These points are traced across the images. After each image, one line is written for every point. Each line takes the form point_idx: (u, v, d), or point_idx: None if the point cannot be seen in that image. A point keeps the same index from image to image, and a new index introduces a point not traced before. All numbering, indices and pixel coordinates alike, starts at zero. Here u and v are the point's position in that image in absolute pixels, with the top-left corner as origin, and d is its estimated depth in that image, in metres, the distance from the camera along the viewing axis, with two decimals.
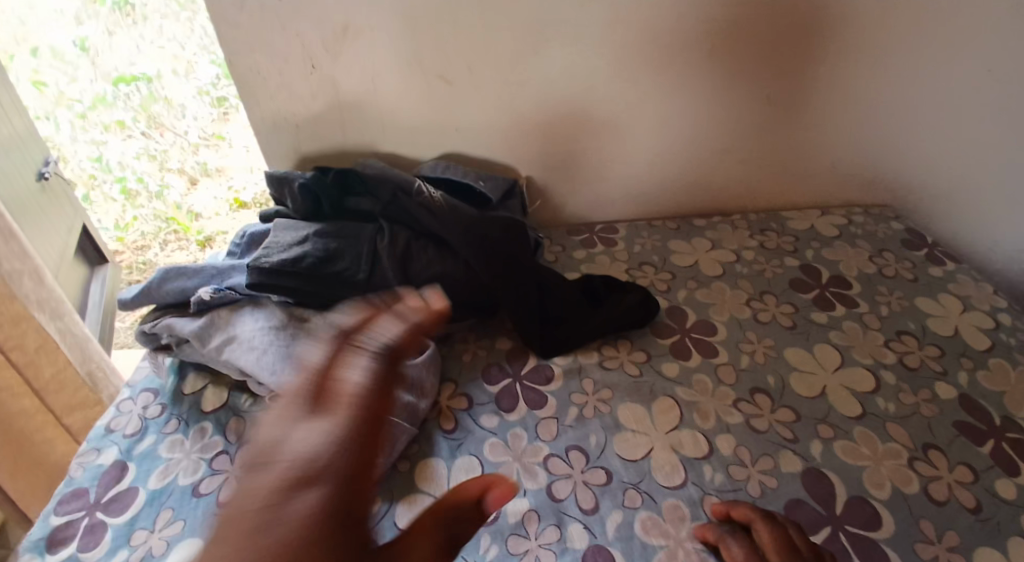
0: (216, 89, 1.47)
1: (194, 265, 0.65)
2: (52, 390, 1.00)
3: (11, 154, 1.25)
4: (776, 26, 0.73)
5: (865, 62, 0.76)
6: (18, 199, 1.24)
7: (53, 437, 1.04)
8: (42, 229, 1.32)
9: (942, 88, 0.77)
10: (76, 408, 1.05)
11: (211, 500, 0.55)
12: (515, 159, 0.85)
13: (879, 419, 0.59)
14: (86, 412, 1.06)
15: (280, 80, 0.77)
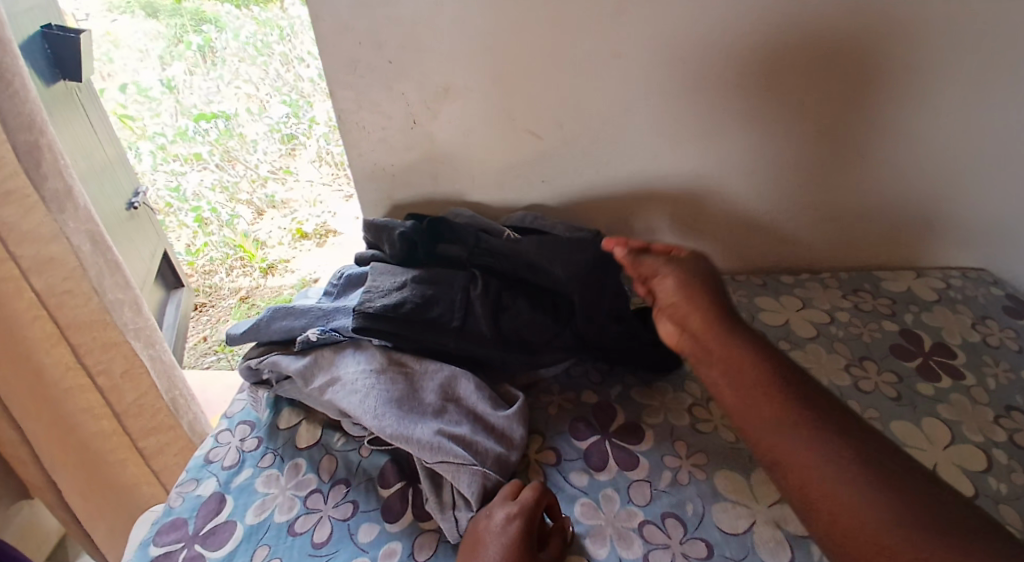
0: (287, 126, 1.70)
1: (301, 306, 0.68)
2: (132, 414, 1.01)
3: (104, 180, 1.37)
4: (871, 91, 0.73)
5: (970, 126, 0.74)
6: (107, 219, 1.35)
7: (125, 458, 1.05)
8: (129, 252, 1.43)
9: None
10: (151, 432, 1.05)
11: (306, 539, 0.56)
12: (600, 213, 0.86)
13: (994, 501, 0.55)
14: (162, 435, 1.06)
15: (381, 135, 0.81)
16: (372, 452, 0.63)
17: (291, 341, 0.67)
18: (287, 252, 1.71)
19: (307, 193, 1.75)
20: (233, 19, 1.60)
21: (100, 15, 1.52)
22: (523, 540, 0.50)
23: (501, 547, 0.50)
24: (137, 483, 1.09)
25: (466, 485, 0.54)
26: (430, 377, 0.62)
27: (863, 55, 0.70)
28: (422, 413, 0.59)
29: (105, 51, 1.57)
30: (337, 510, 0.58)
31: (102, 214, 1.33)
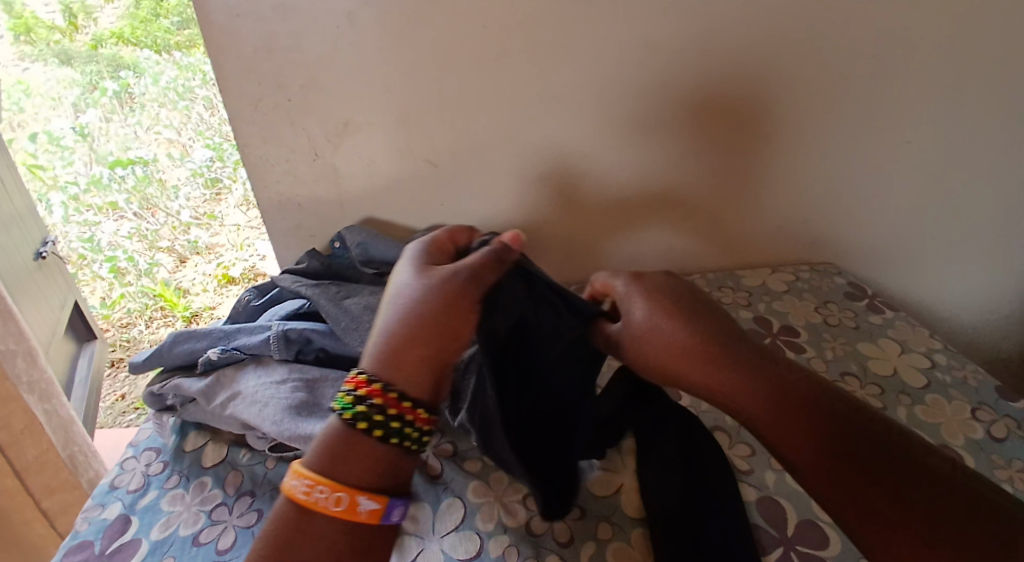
0: (212, 169, 1.68)
1: (202, 329, 0.71)
2: (34, 471, 1.03)
3: (9, 228, 1.34)
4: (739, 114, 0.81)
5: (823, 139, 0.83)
6: (12, 269, 1.31)
7: (30, 519, 1.06)
8: (37, 303, 1.40)
9: (884, 159, 0.85)
10: (55, 491, 1.07)
11: (211, 547, 0.59)
12: (496, 231, 0.93)
13: None
14: (66, 494, 1.09)
15: (286, 167, 0.86)
16: (277, 462, 0.67)
17: (195, 363, 0.70)
18: (210, 299, 1.64)
19: (234, 237, 1.69)
20: (153, 65, 1.59)
21: (13, 63, 1.57)
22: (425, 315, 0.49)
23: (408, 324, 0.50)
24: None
25: None
26: (331, 384, 0.66)
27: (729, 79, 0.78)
28: (320, 416, 0.63)
29: (15, 99, 1.57)
30: (242, 519, 0.61)
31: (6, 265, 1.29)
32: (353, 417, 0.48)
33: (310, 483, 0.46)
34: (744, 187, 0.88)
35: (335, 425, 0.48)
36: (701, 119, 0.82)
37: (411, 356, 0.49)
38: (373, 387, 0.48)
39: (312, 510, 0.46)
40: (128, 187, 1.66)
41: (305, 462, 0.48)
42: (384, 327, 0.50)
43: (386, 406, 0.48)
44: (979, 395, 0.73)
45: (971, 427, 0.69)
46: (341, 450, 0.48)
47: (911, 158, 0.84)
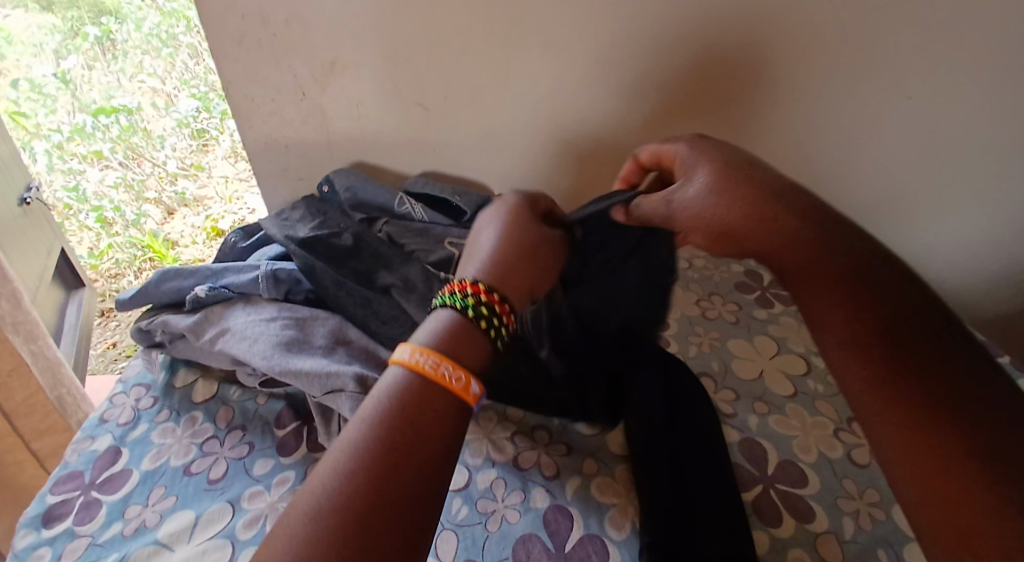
0: (197, 120, 1.60)
1: (190, 267, 0.71)
2: (22, 414, 1.04)
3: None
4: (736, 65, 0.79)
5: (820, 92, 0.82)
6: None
7: (22, 461, 1.07)
8: (23, 248, 1.38)
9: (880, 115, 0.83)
10: (44, 434, 1.08)
11: (202, 477, 0.60)
12: (489, 179, 0.92)
13: (809, 397, 0.66)
14: (56, 436, 1.10)
15: (273, 107, 0.84)
16: (268, 398, 0.67)
17: (183, 301, 0.70)
18: (201, 251, 1.59)
19: (222, 189, 1.65)
20: (137, 10, 1.51)
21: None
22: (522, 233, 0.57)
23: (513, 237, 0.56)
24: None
25: (347, 408, 0.58)
26: (320, 323, 0.66)
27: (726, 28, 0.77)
28: (310, 353, 0.63)
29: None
30: (233, 451, 0.62)
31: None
32: (462, 307, 0.48)
33: (412, 352, 0.44)
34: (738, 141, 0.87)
35: (449, 316, 0.47)
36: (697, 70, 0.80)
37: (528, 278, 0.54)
38: (477, 285, 0.49)
39: (450, 391, 0.43)
40: (112, 135, 1.60)
41: (410, 344, 0.46)
42: (473, 263, 0.53)
43: (486, 300, 0.48)
44: None
45: None
46: (453, 334, 0.46)
47: None
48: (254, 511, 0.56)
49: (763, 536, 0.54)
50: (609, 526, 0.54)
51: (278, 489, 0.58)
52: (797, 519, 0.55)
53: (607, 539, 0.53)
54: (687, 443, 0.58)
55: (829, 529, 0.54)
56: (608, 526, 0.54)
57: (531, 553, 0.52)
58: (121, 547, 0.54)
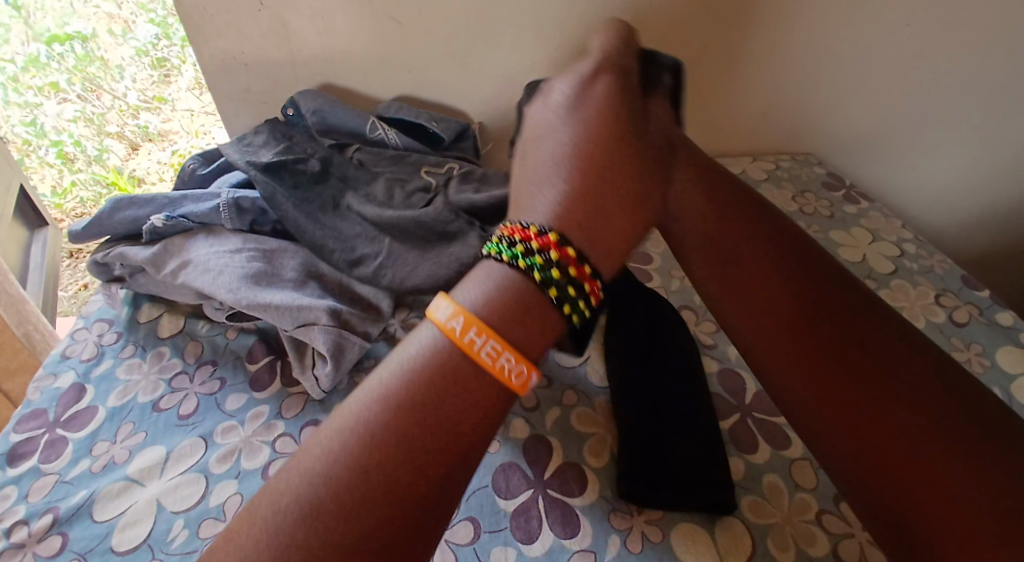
0: (157, 48, 1.46)
1: (145, 196, 0.66)
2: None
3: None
4: None
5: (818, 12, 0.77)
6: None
7: None
8: None
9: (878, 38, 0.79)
10: (16, 374, 1.06)
11: (172, 413, 0.58)
12: (468, 105, 0.87)
13: None
14: (28, 376, 1.07)
15: (229, 19, 0.77)
16: (239, 333, 0.65)
17: (140, 232, 0.66)
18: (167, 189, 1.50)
19: (188, 123, 1.53)
20: None
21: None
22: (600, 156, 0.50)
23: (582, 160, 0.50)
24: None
25: (321, 341, 0.57)
26: (289, 255, 0.63)
27: None
28: (280, 286, 0.60)
29: None
30: (204, 386, 0.60)
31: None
32: (527, 266, 0.44)
33: (464, 327, 0.41)
34: (731, 66, 0.83)
35: (503, 277, 0.44)
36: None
37: (616, 233, 0.49)
38: (545, 239, 0.45)
39: (496, 379, 0.41)
40: (68, 66, 1.48)
41: (455, 301, 0.43)
42: (554, 181, 0.49)
43: (559, 261, 0.45)
44: (945, 282, 0.75)
45: (933, 311, 0.70)
46: (509, 303, 0.43)
47: (908, 38, 0.79)
48: (227, 445, 0.55)
49: (740, 462, 0.54)
50: (588, 455, 0.54)
51: (252, 424, 0.57)
52: (773, 446, 0.55)
53: (586, 467, 0.53)
54: (659, 383, 0.58)
55: (803, 455, 0.54)
56: (587, 455, 0.54)
57: (510, 482, 0.52)
58: (91, 483, 0.53)
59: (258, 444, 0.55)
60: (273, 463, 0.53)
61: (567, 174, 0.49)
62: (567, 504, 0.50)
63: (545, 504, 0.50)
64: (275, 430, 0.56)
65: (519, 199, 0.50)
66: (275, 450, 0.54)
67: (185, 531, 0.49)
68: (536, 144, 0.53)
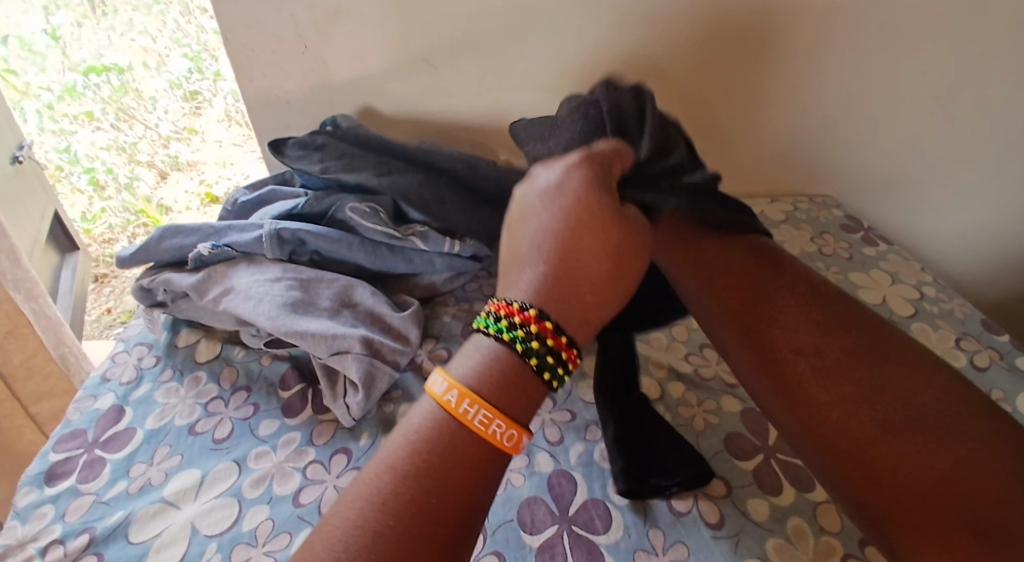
0: (189, 81, 1.46)
1: (191, 224, 0.69)
2: (20, 379, 1.04)
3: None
4: (750, 29, 0.78)
5: (832, 60, 0.80)
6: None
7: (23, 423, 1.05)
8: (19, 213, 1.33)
9: (892, 85, 0.82)
10: (43, 397, 1.08)
11: (207, 438, 0.59)
12: (495, 143, 0.90)
13: None
14: (58, 399, 1.09)
15: (273, 60, 0.81)
16: (272, 360, 0.67)
17: (184, 259, 0.69)
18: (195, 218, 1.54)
19: (216, 154, 1.54)
20: None
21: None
22: (585, 234, 0.45)
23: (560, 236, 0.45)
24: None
25: (354, 370, 0.59)
26: (325, 285, 0.65)
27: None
28: (316, 314, 0.62)
29: None
30: (238, 412, 0.62)
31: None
32: (510, 339, 0.42)
33: (459, 397, 0.40)
34: (752, 110, 0.85)
35: (492, 352, 0.43)
36: (712, 35, 0.78)
37: (587, 311, 0.44)
38: (527, 313, 0.42)
39: (488, 444, 0.40)
40: (102, 96, 1.55)
41: (450, 373, 0.42)
42: (534, 261, 0.45)
43: (539, 332, 0.42)
44: (965, 326, 0.75)
45: (954, 355, 0.71)
46: (501, 374, 0.42)
47: (922, 85, 0.81)
48: (260, 470, 0.56)
49: (764, 503, 0.54)
50: (613, 492, 0.54)
51: (284, 450, 0.58)
52: (798, 488, 0.55)
53: (611, 504, 0.53)
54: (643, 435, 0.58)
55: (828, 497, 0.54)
56: (612, 492, 0.54)
57: (536, 516, 0.52)
58: (127, 504, 0.54)
59: (289, 470, 0.56)
60: (304, 490, 0.55)
61: (542, 248, 0.45)
62: (592, 540, 0.51)
63: (571, 540, 0.51)
64: (306, 456, 0.57)
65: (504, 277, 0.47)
66: (305, 477, 0.56)
67: (218, 555, 0.50)
68: (528, 222, 0.48)
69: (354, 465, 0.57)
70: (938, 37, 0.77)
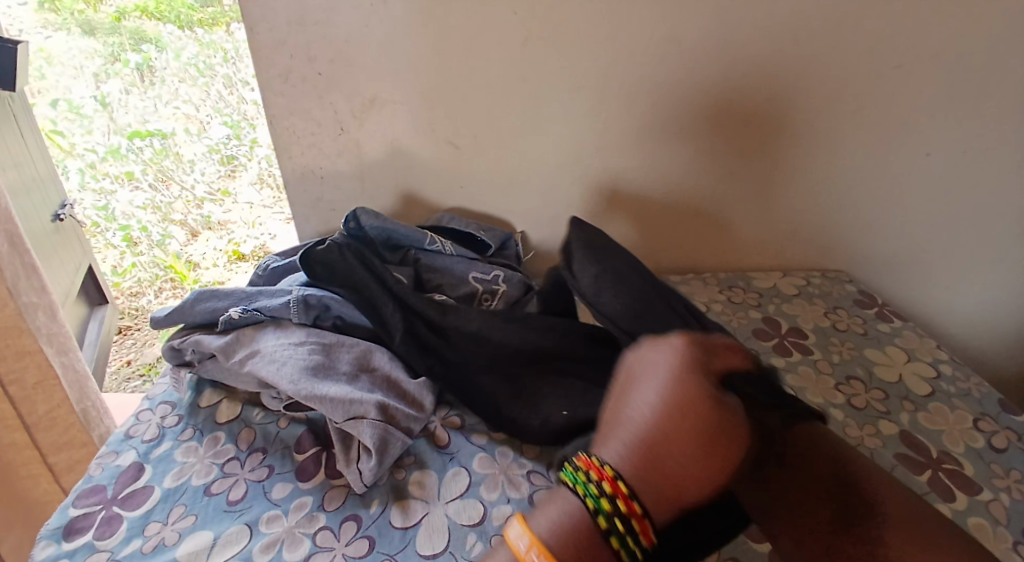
0: (227, 147, 1.62)
1: (225, 289, 0.73)
2: (43, 428, 0.97)
3: (31, 192, 1.23)
4: (758, 114, 0.82)
5: (837, 145, 0.84)
6: (47, 239, 1.26)
7: (36, 474, 1.00)
8: (59, 267, 1.30)
9: (894, 169, 0.85)
10: (64, 447, 1.00)
11: (222, 498, 0.60)
12: (513, 216, 0.94)
13: (840, 426, 0.69)
14: (75, 452, 1.02)
15: (311, 140, 0.88)
16: (290, 422, 0.68)
17: (215, 322, 0.73)
18: (221, 274, 1.58)
19: (245, 214, 1.65)
20: (175, 40, 1.51)
21: (32, 31, 1.44)
22: (686, 401, 0.45)
23: (661, 403, 0.45)
24: (48, 501, 1.02)
25: (367, 435, 0.60)
26: (345, 349, 0.68)
27: (753, 79, 0.79)
28: (334, 378, 0.64)
29: (37, 67, 1.48)
30: (253, 473, 0.63)
31: (37, 228, 1.23)
32: (592, 506, 0.42)
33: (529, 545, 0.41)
34: (763, 190, 0.89)
35: (569, 504, 0.43)
36: (722, 123, 0.83)
37: (678, 484, 0.43)
38: (609, 476, 0.43)
39: None
40: (144, 158, 1.59)
41: (530, 524, 0.43)
42: (622, 437, 0.45)
43: (613, 493, 0.42)
44: (982, 406, 0.74)
45: (971, 436, 0.69)
46: (576, 532, 0.41)
47: (925, 169, 0.84)
48: (271, 534, 0.57)
49: None
50: None
51: (295, 515, 0.59)
52: None
53: None
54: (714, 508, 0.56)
55: None
56: None
57: None
58: None
59: (300, 536, 0.57)
60: (313, 557, 0.55)
61: (635, 426, 0.45)
62: None
63: None
64: (317, 522, 0.58)
65: (604, 430, 0.47)
66: (315, 543, 0.56)
67: None
68: (621, 397, 0.48)
69: (363, 533, 0.57)
70: (934, 125, 0.81)
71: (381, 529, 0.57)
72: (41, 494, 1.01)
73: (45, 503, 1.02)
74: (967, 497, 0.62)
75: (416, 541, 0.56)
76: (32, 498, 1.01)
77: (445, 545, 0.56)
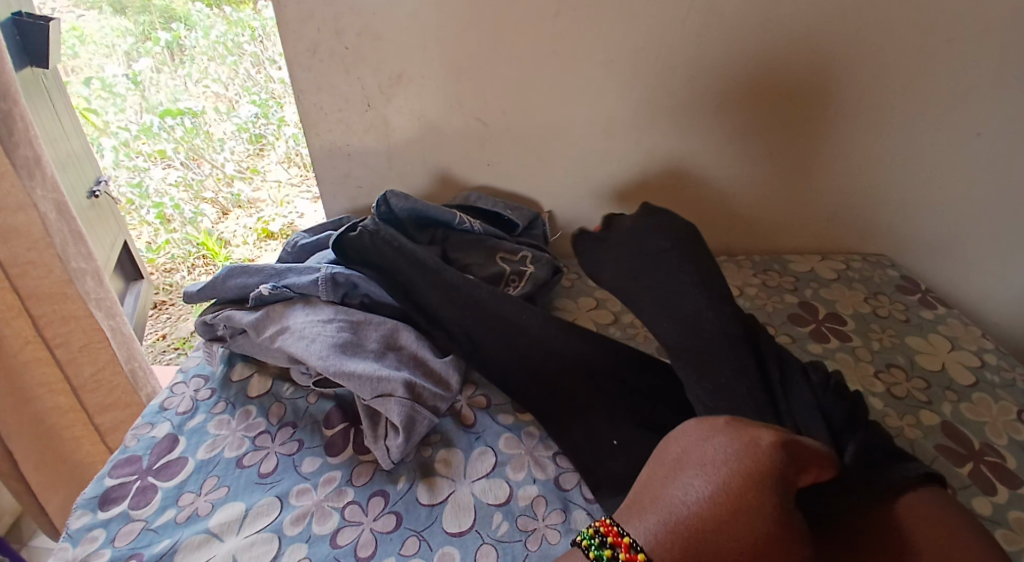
0: (256, 125, 1.64)
1: (255, 265, 0.74)
2: (89, 389, 0.99)
3: (68, 169, 1.25)
4: (800, 88, 0.79)
5: (879, 122, 0.80)
6: (85, 215, 1.29)
7: (80, 435, 1.03)
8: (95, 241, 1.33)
9: (939, 149, 0.81)
10: (108, 408, 1.03)
11: (253, 471, 0.62)
12: (541, 195, 0.93)
13: (879, 416, 0.67)
14: (118, 413, 1.06)
15: (339, 116, 0.87)
16: (319, 398, 0.69)
17: (246, 298, 0.73)
18: (250, 252, 1.62)
19: (275, 194, 1.69)
20: (204, 19, 1.55)
21: (65, 10, 1.45)
22: (744, 513, 0.40)
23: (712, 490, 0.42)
24: (92, 462, 1.05)
25: (396, 413, 0.60)
26: (373, 328, 0.68)
27: (793, 53, 0.76)
28: (363, 356, 0.65)
29: (70, 45, 1.46)
30: (283, 447, 0.64)
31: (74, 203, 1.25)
32: (596, 556, 0.42)
33: None
34: (800, 168, 0.85)
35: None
36: (757, 99, 0.80)
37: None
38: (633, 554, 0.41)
39: None
40: (175, 136, 1.61)
41: None
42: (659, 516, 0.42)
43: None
44: None
45: (1016, 428, 0.67)
46: None
47: (973, 149, 0.81)
48: (302, 507, 0.58)
49: None
50: None
51: (324, 489, 0.59)
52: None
53: None
54: None
55: None
56: None
57: None
58: (175, 533, 0.56)
59: (328, 509, 0.57)
60: (342, 531, 0.55)
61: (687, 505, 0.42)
62: None
63: None
64: (345, 497, 0.59)
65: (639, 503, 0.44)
66: (344, 517, 0.57)
67: None
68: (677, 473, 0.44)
69: (391, 509, 0.57)
70: (984, 103, 0.77)
71: (408, 505, 0.58)
72: (85, 454, 1.05)
73: (88, 463, 1.06)
74: (1008, 491, 0.60)
75: (443, 518, 0.56)
76: (77, 458, 1.04)
77: (471, 523, 0.56)
